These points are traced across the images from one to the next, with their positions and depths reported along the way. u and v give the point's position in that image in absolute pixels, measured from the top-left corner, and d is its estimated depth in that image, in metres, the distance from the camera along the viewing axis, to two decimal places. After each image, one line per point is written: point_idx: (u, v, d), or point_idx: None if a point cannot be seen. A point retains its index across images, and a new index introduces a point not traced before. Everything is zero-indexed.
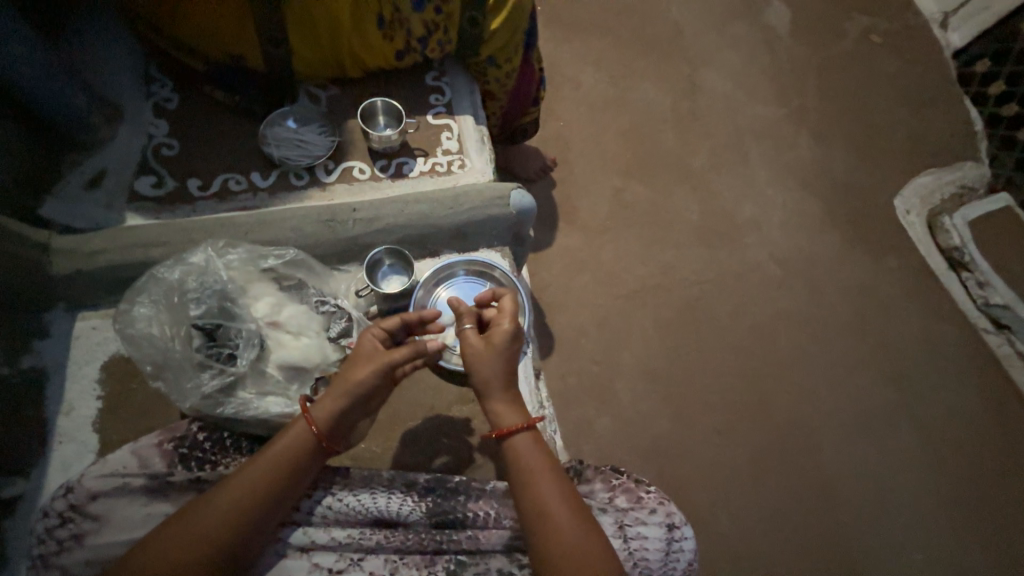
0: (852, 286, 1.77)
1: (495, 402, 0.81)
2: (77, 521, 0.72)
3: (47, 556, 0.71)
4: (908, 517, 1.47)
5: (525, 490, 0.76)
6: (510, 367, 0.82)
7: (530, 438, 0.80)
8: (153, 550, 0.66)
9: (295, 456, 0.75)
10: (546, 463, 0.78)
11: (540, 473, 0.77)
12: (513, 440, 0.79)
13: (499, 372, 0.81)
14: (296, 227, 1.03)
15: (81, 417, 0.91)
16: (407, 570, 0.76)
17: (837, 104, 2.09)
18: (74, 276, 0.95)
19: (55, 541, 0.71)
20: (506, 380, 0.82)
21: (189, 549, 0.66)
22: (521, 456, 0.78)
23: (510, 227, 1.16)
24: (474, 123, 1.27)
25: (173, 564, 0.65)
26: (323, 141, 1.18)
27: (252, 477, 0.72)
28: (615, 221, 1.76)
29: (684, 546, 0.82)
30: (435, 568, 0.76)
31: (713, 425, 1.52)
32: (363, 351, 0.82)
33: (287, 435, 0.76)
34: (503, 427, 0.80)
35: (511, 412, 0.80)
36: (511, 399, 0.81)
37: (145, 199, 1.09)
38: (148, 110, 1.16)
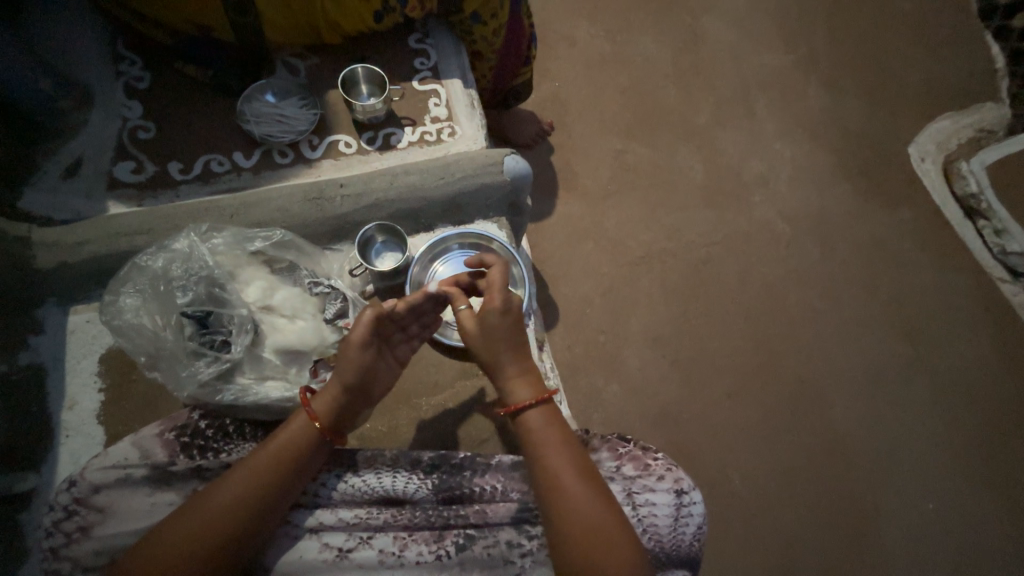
0: (864, 241, 1.72)
1: (507, 378, 0.79)
2: (84, 512, 0.72)
3: (56, 549, 0.71)
4: (919, 470, 1.47)
5: (538, 461, 0.76)
6: (513, 340, 0.80)
7: (542, 412, 0.78)
8: (160, 536, 0.66)
9: (298, 445, 0.74)
10: (559, 434, 0.77)
11: (555, 444, 0.76)
12: (526, 414, 0.78)
13: (500, 347, 0.80)
14: (283, 207, 0.99)
15: (85, 409, 0.91)
16: (417, 545, 0.76)
17: (850, 48, 1.97)
18: (60, 269, 0.93)
19: (63, 533, 0.72)
20: (512, 355, 0.80)
21: (200, 540, 0.66)
22: (535, 429, 0.78)
23: (505, 195, 1.12)
24: (462, 87, 1.21)
25: (183, 555, 0.65)
26: (304, 114, 1.12)
27: (257, 468, 0.71)
28: (616, 185, 1.70)
29: (693, 511, 0.81)
30: (445, 543, 0.76)
31: (722, 388, 1.50)
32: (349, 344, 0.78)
33: (290, 427, 0.75)
34: (512, 403, 0.79)
35: (521, 387, 0.79)
36: (520, 374, 0.80)
37: (125, 185, 1.05)
38: (120, 92, 1.10)
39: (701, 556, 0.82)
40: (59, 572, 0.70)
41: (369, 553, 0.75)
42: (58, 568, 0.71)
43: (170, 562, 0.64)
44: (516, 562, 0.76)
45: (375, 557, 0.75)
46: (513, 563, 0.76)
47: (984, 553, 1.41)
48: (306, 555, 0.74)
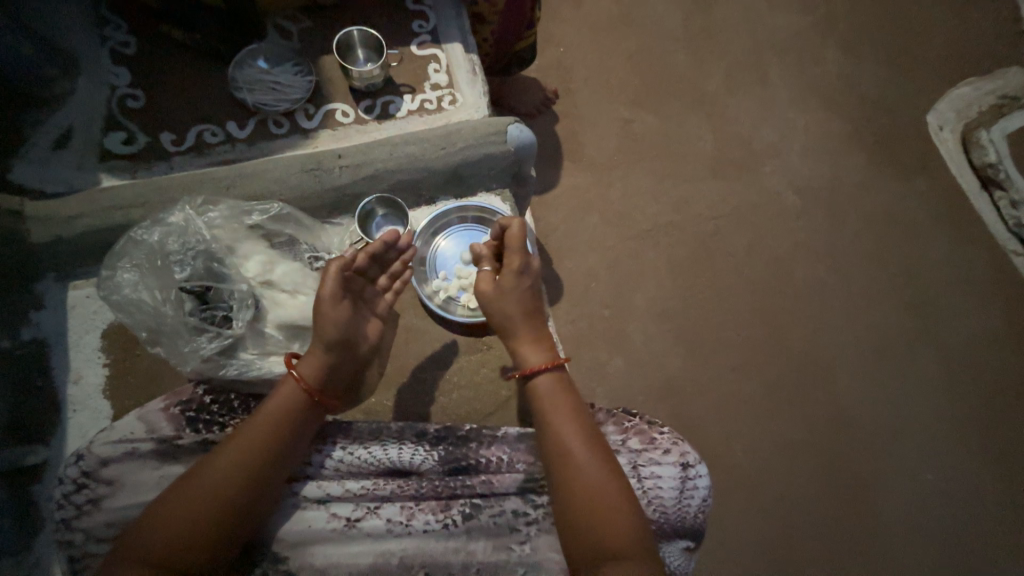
0: (876, 212, 1.67)
1: (518, 342, 0.80)
2: (95, 485, 0.73)
3: (69, 520, 0.72)
4: (920, 442, 1.48)
5: (543, 424, 0.77)
6: (524, 303, 0.81)
7: (553, 378, 0.79)
8: (160, 507, 0.66)
9: (292, 414, 0.74)
10: (562, 399, 0.78)
11: (558, 410, 0.77)
12: (536, 378, 0.79)
13: (514, 309, 0.80)
14: (280, 178, 0.96)
15: (90, 384, 0.91)
16: (424, 515, 0.77)
17: (869, 9, 1.87)
18: (56, 244, 0.91)
19: (74, 505, 0.73)
20: (526, 319, 0.81)
21: (200, 509, 0.66)
22: (544, 393, 0.78)
23: (509, 165, 1.08)
24: (463, 51, 1.16)
25: (184, 523, 0.65)
26: (299, 81, 1.08)
27: (251, 437, 0.71)
28: (623, 156, 1.64)
29: (698, 484, 0.81)
30: (451, 512, 0.77)
31: (726, 362, 1.50)
32: (325, 299, 0.79)
33: (280, 394, 0.75)
34: (525, 367, 0.79)
35: (535, 352, 0.80)
36: (535, 339, 0.80)
37: (117, 156, 1.02)
38: (106, 58, 1.06)
39: (706, 528, 0.82)
40: (72, 543, 0.72)
41: (377, 522, 0.76)
42: (71, 538, 0.72)
43: (171, 530, 0.65)
44: (521, 529, 0.77)
45: (383, 526, 0.76)
46: (518, 530, 0.77)
47: (981, 523, 1.43)
48: (314, 524, 0.76)
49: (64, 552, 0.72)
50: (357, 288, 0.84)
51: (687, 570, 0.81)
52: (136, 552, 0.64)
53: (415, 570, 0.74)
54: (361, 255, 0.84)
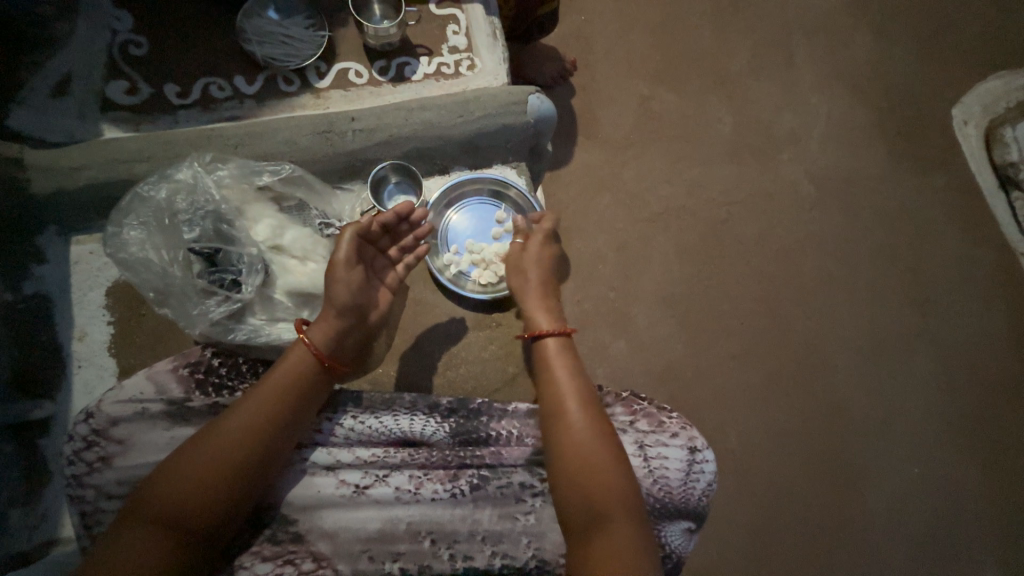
0: (891, 207, 1.64)
1: (532, 307, 0.86)
2: (105, 443, 0.73)
3: (79, 476, 0.73)
4: (910, 437, 1.51)
5: (549, 393, 0.78)
6: (543, 274, 0.89)
7: (558, 344, 0.82)
8: (170, 465, 0.66)
9: (300, 380, 0.74)
10: (567, 370, 0.80)
11: (563, 380, 0.78)
12: (544, 342, 0.83)
13: (534, 275, 0.89)
14: (290, 139, 0.92)
15: (95, 341, 0.90)
16: (432, 484, 0.78)
17: None
18: (58, 196, 0.87)
19: (85, 461, 0.73)
20: (542, 288, 0.88)
21: (209, 469, 0.66)
22: (549, 357, 0.81)
23: (526, 138, 1.05)
24: (484, 13, 1.11)
25: (192, 483, 0.65)
26: (310, 36, 1.03)
27: (260, 401, 0.71)
28: (639, 135, 1.59)
29: (705, 468, 0.82)
30: (459, 482, 0.78)
31: (728, 349, 1.50)
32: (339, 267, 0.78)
33: (290, 358, 0.75)
34: (534, 329, 0.85)
35: (545, 316, 0.85)
36: (549, 306, 0.87)
37: (120, 107, 0.97)
38: (107, 1, 1.00)
39: (709, 510, 0.83)
40: (83, 499, 0.72)
41: (385, 489, 0.77)
42: (82, 494, 0.72)
43: (179, 489, 0.65)
44: (527, 501, 0.78)
45: (391, 494, 0.77)
46: (524, 501, 0.78)
47: (962, 515, 1.48)
48: (324, 490, 0.76)
49: (76, 508, 0.72)
50: (366, 256, 0.83)
51: (687, 550, 0.81)
52: (146, 509, 0.64)
53: (422, 537, 0.75)
54: (375, 222, 0.82)
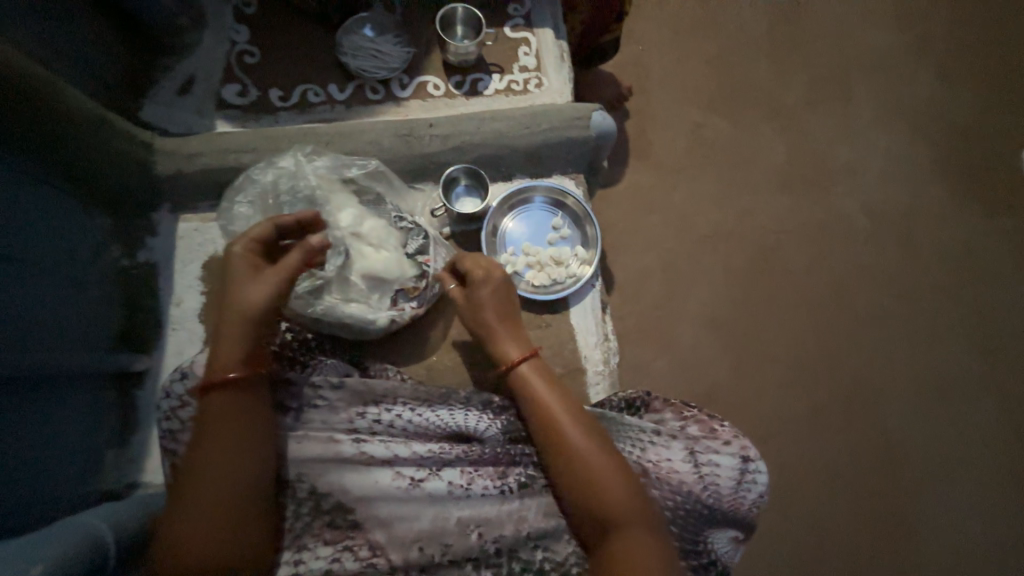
0: (952, 246, 1.61)
1: (499, 341, 0.87)
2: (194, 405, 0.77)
3: (173, 431, 0.78)
4: (968, 487, 1.42)
5: (532, 414, 0.80)
6: (497, 310, 0.88)
7: (532, 364, 0.84)
8: (195, 501, 0.66)
9: (240, 401, 0.71)
10: (548, 389, 0.81)
11: (546, 399, 0.80)
12: (518, 367, 0.84)
13: (488, 316, 0.88)
14: (375, 141, 1.01)
15: (189, 308, 1.00)
16: (482, 480, 0.78)
17: (969, 37, 1.80)
18: (176, 178, 1.00)
19: (178, 419, 0.78)
20: (503, 322, 0.88)
21: (227, 497, 0.67)
22: (525, 380, 0.83)
23: (587, 151, 1.12)
24: (554, 37, 1.21)
25: (212, 520, 0.65)
26: (398, 51, 1.14)
27: (225, 428, 0.69)
28: (690, 159, 1.63)
29: (757, 479, 0.81)
30: (508, 480, 0.79)
31: (774, 377, 1.47)
32: (243, 279, 0.75)
33: (215, 398, 0.70)
34: (505, 360, 0.85)
35: (511, 345, 0.86)
36: (509, 334, 0.87)
37: (231, 107, 1.10)
38: (230, 16, 1.15)
39: (757, 523, 0.82)
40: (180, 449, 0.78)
41: (438, 484, 0.77)
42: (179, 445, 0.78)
43: (206, 528, 0.65)
44: None
45: (444, 488, 0.77)
46: None
47: None
48: (380, 481, 0.76)
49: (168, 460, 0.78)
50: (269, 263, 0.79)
51: (733, 560, 0.81)
52: (190, 547, 0.64)
53: (470, 530, 0.76)
54: (263, 228, 0.79)
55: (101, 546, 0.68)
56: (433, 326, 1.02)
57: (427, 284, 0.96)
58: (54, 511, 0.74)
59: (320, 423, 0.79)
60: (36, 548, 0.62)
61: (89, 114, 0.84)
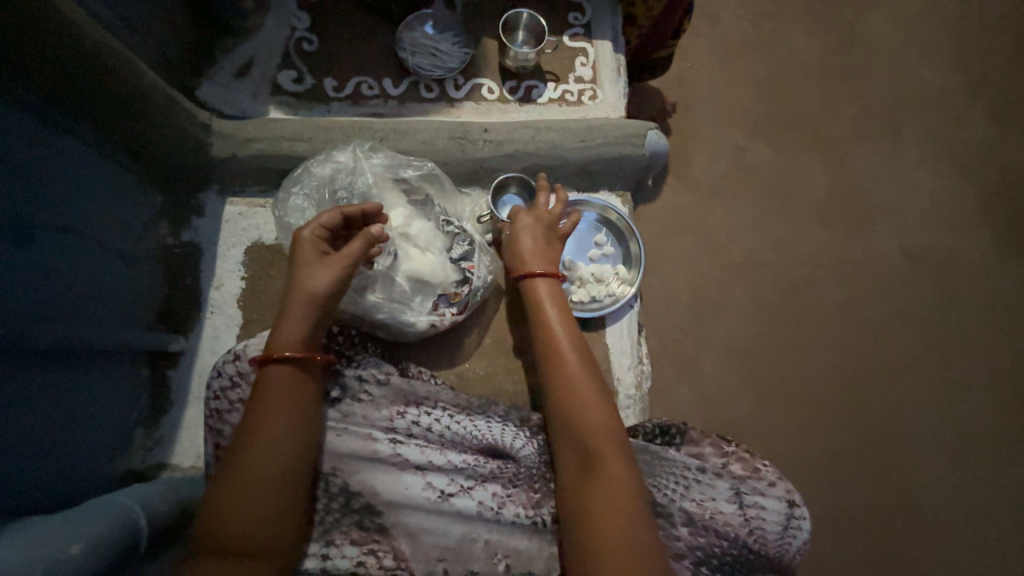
0: (991, 297, 1.57)
1: (524, 255, 0.89)
2: (245, 387, 0.75)
3: (221, 412, 0.75)
4: (988, 550, 1.38)
5: (536, 326, 0.84)
6: (537, 236, 0.91)
7: (548, 284, 0.86)
8: (239, 492, 0.64)
9: (295, 390, 0.70)
10: (556, 309, 0.84)
11: (552, 315, 0.83)
12: (533, 282, 0.86)
13: (525, 237, 0.90)
14: (429, 141, 1.01)
15: (229, 292, 0.99)
16: (514, 506, 0.76)
17: None
18: (230, 161, 0.99)
19: (227, 400, 0.75)
20: (539, 247, 0.89)
21: (271, 496, 0.65)
22: (538, 295, 0.86)
23: (637, 169, 1.10)
24: (612, 49, 1.19)
25: (254, 514, 0.63)
26: (457, 52, 1.13)
27: (281, 421, 0.67)
28: (730, 183, 1.60)
29: (802, 525, 0.79)
30: (541, 512, 0.76)
31: (796, 414, 1.44)
32: (308, 265, 0.75)
33: (275, 381, 0.69)
34: (526, 274, 0.87)
35: (536, 262, 0.88)
36: (536, 254, 0.89)
37: (286, 93, 1.10)
38: (291, 2, 1.14)
39: (798, 567, 0.81)
40: (222, 432, 0.75)
41: (469, 502, 0.75)
42: (222, 428, 0.75)
43: (246, 520, 0.63)
44: None
45: (474, 508, 0.75)
46: None
47: None
48: (410, 489, 0.75)
49: (213, 441, 0.75)
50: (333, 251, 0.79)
51: None
52: (231, 540, 0.62)
53: (497, 559, 0.74)
54: (331, 217, 0.79)
55: (134, 527, 0.68)
56: (467, 333, 1.02)
57: (470, 291, 0.95)
58: (78, 487, 0.73)
59: (360, 418, 0.78)
60: (77, 523, 0.62)
61: (157, 90, 0.84)
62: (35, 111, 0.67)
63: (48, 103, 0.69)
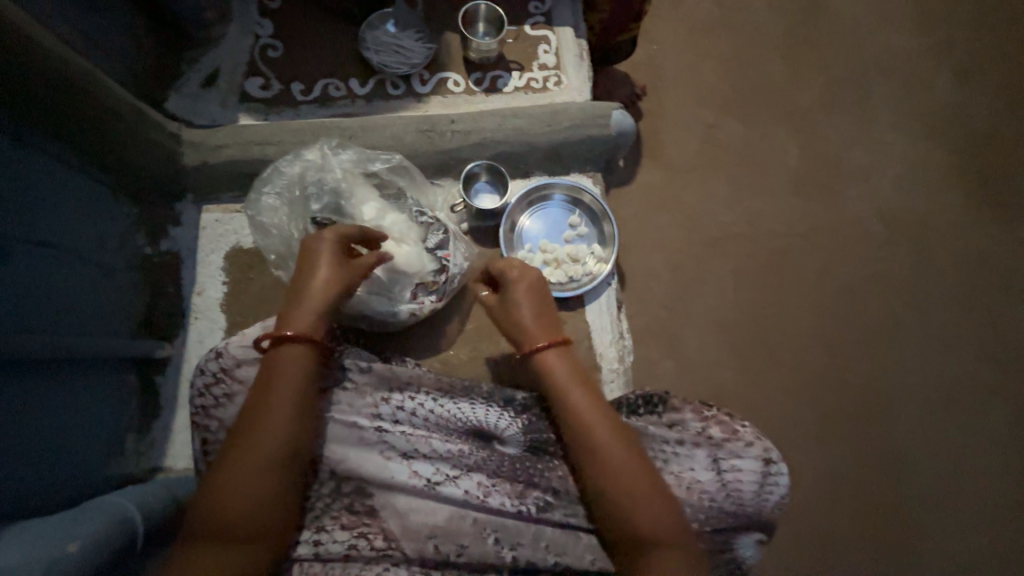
0: (966, 253, 1.60)
1: (523, 325, 0.83)
2: (230, 382, 0.77)
3: (207, 408, 0.77)
4: (975, 497, 1.42)
5: (558, 405, 0.78)
6: (530, 307, 0.84)
7: (556, 353, 0.81)
8: (230, 483, 0.65)
9: (291, 371, 0.71)
10: (574, 379, 0.79)
11: (573, 389, 0.78)
12: (541, 355, 0.81)
13: (521, 310, 0.84)
14: (397, 136, 1.03)
15: (210, 298, 1.01)
16: (500, 495, 0.77)
17: (989, 41, 1.80)
18: (202, 169, 1.01)
19: (212, 396, 0.77)
20: (537, 318, 0.83)
21: (260, 491, 0.66)
22: (551, 368, 0.80)
23: (606, 149, 1.13)
24: (573, 36, 1.21)
25: (243, 503, 0.65)
26: (419, 47, 1.15)
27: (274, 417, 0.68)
28: (703, 160, 1.63)
29: (780, 481, 0.81)
30: (526, 500, 0.77)
31: (782, 381, 1.47)
32: (322, 269, 0.77)
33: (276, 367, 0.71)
34: (528, 347, 0.82)
35: (538, 331, 0.82)
36: (538, 319, 0.83)
37: (254, 100, 1.11)
38: (254, 11, 1.16)
39: (779, 521, 0.83)
40: (208, 429, 0.76)
41: (455, 489, 0.76)
42: (208, 425, 0.76)
43: (239, 508, 0.64)
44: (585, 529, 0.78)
45: (461, 495, 0.76)
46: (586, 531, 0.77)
47: None
48: (397, 478, 0.76)
49: (199, 437, 0.76)
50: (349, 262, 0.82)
51: (755, 559, 0.83)
52: (219, 528, 0.63)
53: (487, 533, 0.75)
54: (356, 229, 0.83)
55: (131, 526, 0.70)
56: (449, 321, 1.04)
57: (447, 279, 0.97)
58: (75, 491, 0.75)
59: (346, 407, 0.80)
60: (71, 524, 0.64)
61: (124, 103, 0.86)
62: (6, 129, 0.69)
63: (12, 121, 0.69)
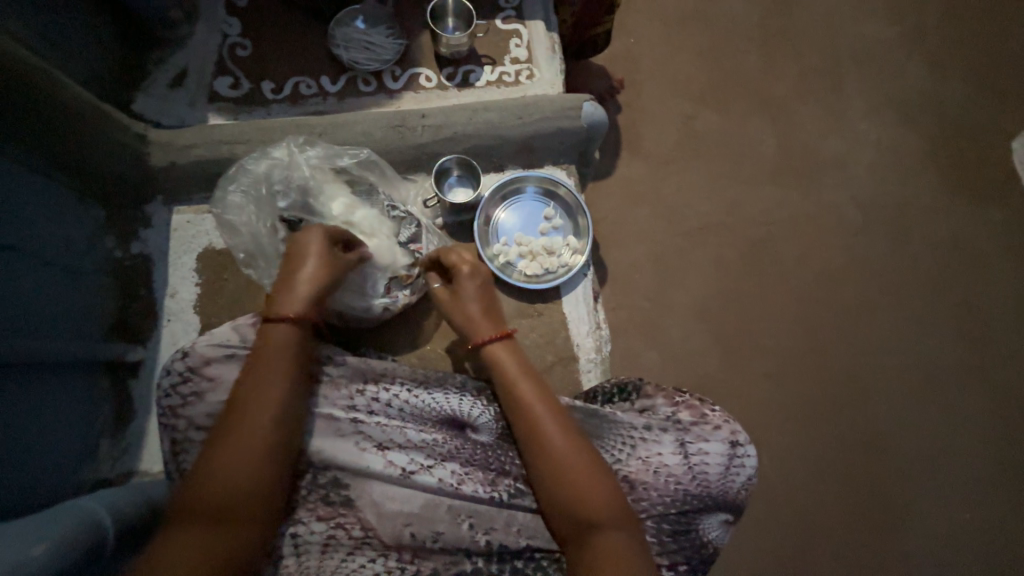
0: (941, 236, 1.63)
1: (471, 319, 0.85)
2: (199, 380, 0.76)
3: (175, 407, 0.76)
4: (953, 475, 1.45)
5: (506, 398, 0.79)
6: (481, 301, 0.86)
7: (503, 347, 0.82)
8: (204, 477, 0.65)
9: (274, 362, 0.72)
10: (521, 373, 0.80)
11: (521, 382, 0.79)
12: (488, 350, 0.82)
13: (471, 306, 0.85)
14: (367, 132, 1.03)
15: (184, 299, 1.00)
16: (473, 483, 0.78)
17: (960, 27, 1.82)
18: (171, 170, 1.00)
19: (179, 395, 0.76)
20: (485, 312, 0.85)
21: (239, 486, 0.65)
22: (499, 362, 0.81)
23: (579, 141, 1.13)
24: (545, 29, 1.22)
25: (217, 497, 0.64)
26: (390, 43, 1.15)
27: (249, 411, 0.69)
28: (681, 151, 1.64)
29: (745, 462, 0.84)
30: (498, 488, 0.78)
31: (763, 367, 1.49)
32: (312, 264, 0.79)
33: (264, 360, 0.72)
34: (475, 339, 0.83)
35: (484, 325, 0.84)
36: (484, 313, 0.85)
37: (224, 99, 1.11)
38: (222, 10, 1.15)
39: (745, 502, 0.85)
40: (177, 427, 0.76)
41: (430, 478, 0.77)
42: (176, 423, 0.76)
43: (212, 502, 0.64)
44: None
45: (435, 483, 0.76)
46: None
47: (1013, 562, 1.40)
48: (372, 468, 0.76)
49: (168, 436, 0.76)
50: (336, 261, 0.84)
51: (724, 541, 0.84)
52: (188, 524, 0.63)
53: (460, 520, 0.76)
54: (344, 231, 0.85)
55: (99, 527, 0.70)
56: (425, 316, 1.04)
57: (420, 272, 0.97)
58: (45, 496, 0.74)
59: (321, 399, 0.80)
60: (35, 526, 0.63)
61: (85, 104, 0.85)
62: None
63: None
